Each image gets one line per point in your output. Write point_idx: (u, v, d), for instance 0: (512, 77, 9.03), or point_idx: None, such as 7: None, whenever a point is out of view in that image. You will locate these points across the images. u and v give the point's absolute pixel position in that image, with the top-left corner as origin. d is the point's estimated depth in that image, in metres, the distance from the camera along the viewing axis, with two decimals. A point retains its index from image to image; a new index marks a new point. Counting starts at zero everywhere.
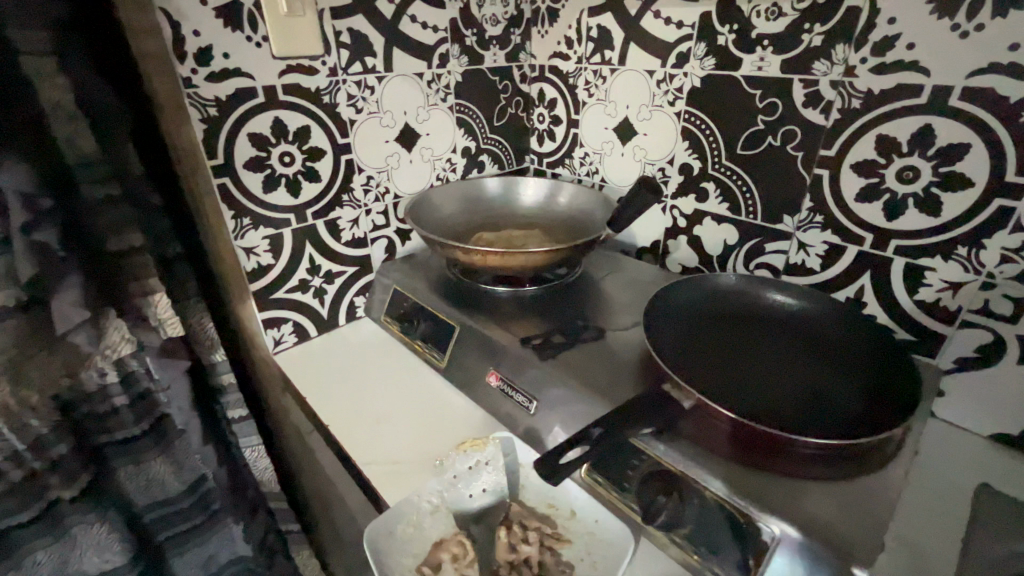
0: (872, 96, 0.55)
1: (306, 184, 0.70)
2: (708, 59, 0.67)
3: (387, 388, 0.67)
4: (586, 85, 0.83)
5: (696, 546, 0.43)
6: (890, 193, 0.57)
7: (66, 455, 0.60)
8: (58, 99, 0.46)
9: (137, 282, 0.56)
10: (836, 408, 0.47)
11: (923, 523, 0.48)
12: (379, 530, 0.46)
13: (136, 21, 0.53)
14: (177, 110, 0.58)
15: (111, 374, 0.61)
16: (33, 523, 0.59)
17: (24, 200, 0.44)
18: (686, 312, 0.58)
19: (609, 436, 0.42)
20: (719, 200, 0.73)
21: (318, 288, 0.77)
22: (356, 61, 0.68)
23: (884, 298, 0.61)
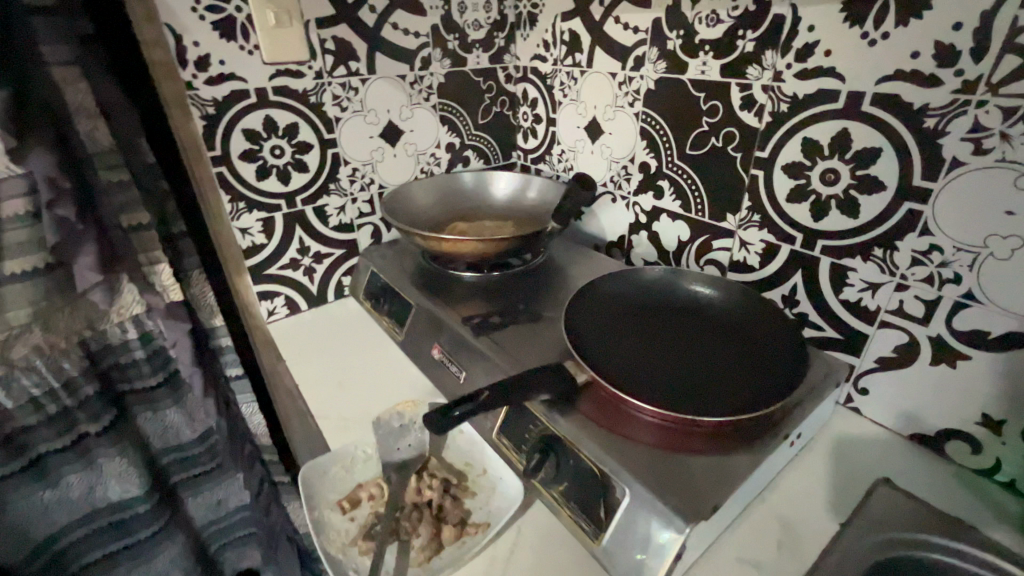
0: (797, 101, 0.57)
1: (295, 174, 0.80)
2: (660, 63, 0.70)
3: (352, 356, 0.75)
4: (561, 86, 0.88)
5: (569, 502, 0.48)
6: (816, 195, 0.59)
7: (93, 392, 0.76)
8: (78, 100, 0.59)
9: (145, 254, 0.70)
10: (724, 390, 0.51)
11: (808, 505, 0.51)
12: (314, 470, 0.56)
13: (147, 35, 0.65)
14: (182, 109, 0.69)
15: (131, 331, 0.77)
16: (71, 449, 0.77)
17: (50, 181, 0.55)
18: (613, 300, 0.63)
19: (496, 398, 0.47)
20: (673, 197, 0.76)
21: (308, 267, 0.87)
22: (340, 66, 0.77)
23: (813, 296, 0.63)
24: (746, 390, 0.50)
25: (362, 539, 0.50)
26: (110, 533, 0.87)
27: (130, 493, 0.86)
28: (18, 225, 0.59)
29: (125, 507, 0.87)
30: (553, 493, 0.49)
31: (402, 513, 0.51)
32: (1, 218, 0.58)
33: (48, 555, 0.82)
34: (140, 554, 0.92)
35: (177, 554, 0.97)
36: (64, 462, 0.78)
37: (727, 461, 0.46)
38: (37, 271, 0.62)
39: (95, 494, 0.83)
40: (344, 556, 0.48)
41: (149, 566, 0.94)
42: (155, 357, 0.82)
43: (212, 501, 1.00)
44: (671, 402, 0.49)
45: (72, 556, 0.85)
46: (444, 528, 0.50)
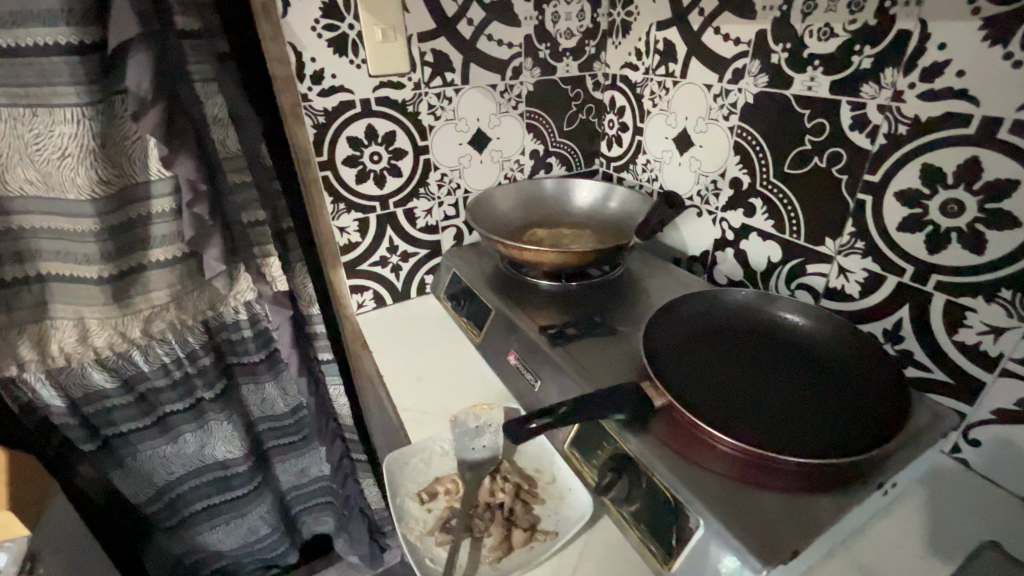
0: (919, 123, 0.53)
1: (390, 178, 0.85)
2: (761, 76, 0.67)
3: (433, 353, 0.80)
4: (651, 95, 0.87)
5: (639, 524, 0.49)
6: (933, 226, 0.54)
7: (209, 363, 0.86)
8: (215, 112, 0.67)
9: (260, 247, 0.79)
10: (811, 429, 0.49)
11: (898, 559, 0.48)
12: (398, 459, 0.61)
13: (274, 52, 0.71)
14: (297, 117, 0.76)
15: (242, 313, 0.86)
16: (188, 412, 0.89)
17: (191, 184, 0.64)
18: (694, 323, 0.62)
19: (572, 414, 0.48)
20: (766, 216, 0.73)
21: (395, 265, 0.92)
22: (437, 77, 0.81)
23: (921, 334, 0.58)
24: (837, 431, 0.48)
25: (439, 530, 0.53)
26: (214, 486, 0.99)
27: (232, 455, 0.97)
28: (163, 219, 0.68)
29: (227, 466, 0.98)
30: (621, 512, 0.51)
31: (474, 510, 0.54)
32: (150, 212, 0.68)
33: (165, 500, 0.95)
34: (235, 508, 1.04)
35: (266, 511, 1.10)
36: (182, 422, 0.89)
37: (811, 504, 0.45)
38: (176, 258, 0.71)
39: (205, 453, 0.95)
40: (423, 545, 0.52)
41: (242, 519, 1.07)
42: (260, 337, 0.92)
43: (298, 469, 1.13)
44: (753, 436, 0.48)
45: (183, 502, 0.98)
46: (514, 530, 0.52)
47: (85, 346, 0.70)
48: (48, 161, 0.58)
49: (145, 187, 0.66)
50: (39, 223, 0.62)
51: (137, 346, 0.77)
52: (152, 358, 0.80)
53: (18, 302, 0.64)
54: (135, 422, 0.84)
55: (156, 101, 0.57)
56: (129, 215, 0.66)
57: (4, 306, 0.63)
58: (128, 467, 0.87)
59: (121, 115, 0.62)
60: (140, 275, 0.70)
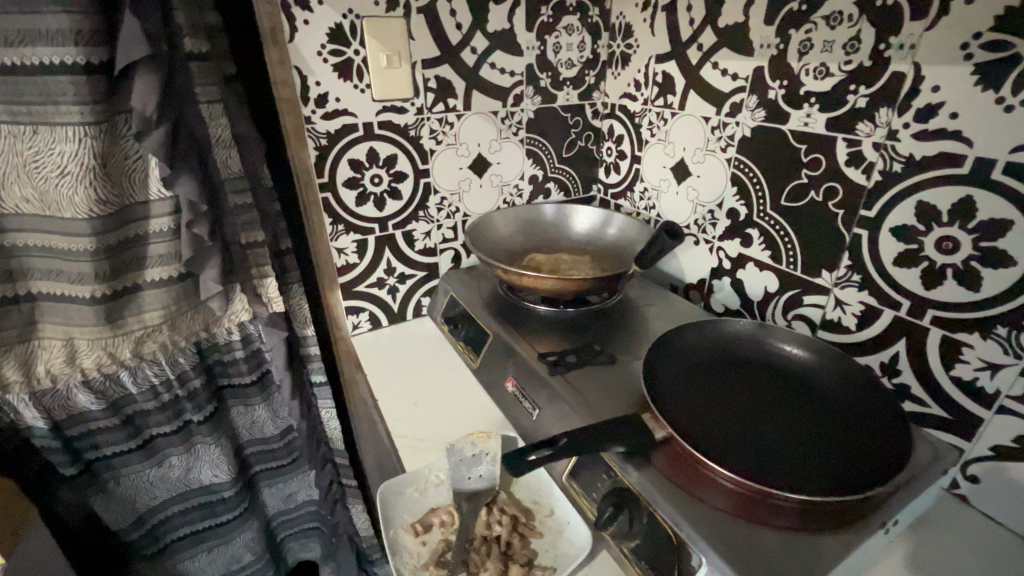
0: (914, 162, 0.54)
1: (390, 201, 0.85)
2: (759, 111, 0.69)
3: (429, 377, 0.79)
4: (649, 125, 0.88)
5: (639, 560, 0.48)
6: (929, 262, 0.55)
7: (199, 385, 0.85)
8: (217, 134, 0.67)
9: (257, 268, 0.78)
10: (813, 465, 0.49)
11: None
12: (392, 489, 0.59)
13: (278, 75, 0.72)
14: (299, 139, 0.76)
15: (235, 333, 0.85)
16: (176, 435, 0.86)
17: (191, 205, 0.63)
18: (694, 354, 0.62)
19: (573, 445, 0.47)
20: (763, 247, 0.73)
21: (392, 287, 0.92)
22: (439, 102, 0.82)
23: (918, 368, 0.58)
24: (838, 468, 0.48)
25: (434, 564, 0.52)
26: (198, 512, 0.97)
27: (218, 479, 0.95)
28: (161, 239, 0.68)
29: (212, 491, 0.96)
30: (621, 548, 0.50)
31: (471, 545, 0.53)
32: (148, 232, 0.67)
33: (147, 526, 0.92)
34: (219, 534, 1.01)
35: (251, 538, 1.07)
36: (169, 445, 0.87)
37: (815, 543, 0.44)
38: (171, 279, 0.70)
39: (190, 477, 0.92)
40: None
41: (226, 546, 1.04)
42: (253, 358, 0.90)
43: (285, 493, 1.10)
44: (755, 471, 0.48)
45: (165, 529, 0.95)
46: (512, 565, 0.51)
47: (73, 368, 0.68)
48: (47, 178, 0.58)
49: (144, 206, 0.66)
50: (34, 240, 0.61)
51: (127, 368, 0.75)
52: (141, 380, 0.78)
53: (6, 322, 0.62)
54: (120, 445, 0.81)
55: (159, 123, 0.57)
56: (127, 234, 0.66)
57: None
58: (110, 492, 0.85)
59: (123, 135, 0.62)
60: (134, 296, 0.69)
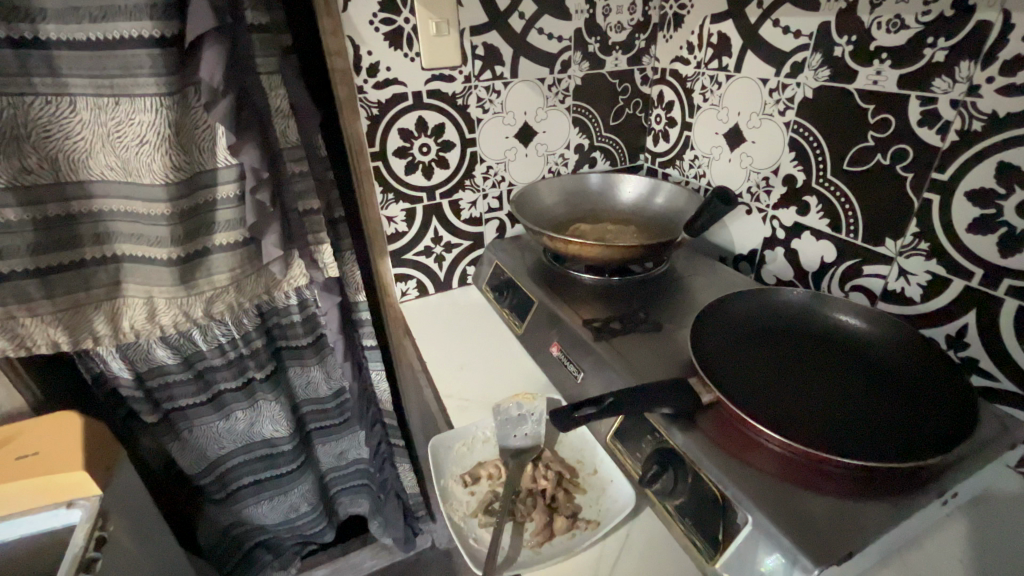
0: (996, 119, 0.51)
1: (438, 170, 0.87)
2: (822, 70, 0.66)
3: (476, 342, 0.81)
4: (702, 90, 0.85)
5: (683, 517, 0.48)
6: (1008, 227, 0.52)
7: (261, 345, 0.91)
8: (277, 104, 0.70)
9: (313, 234, 0.82)
10: (868, 432, 0.48)
11: (945, 561, 0.48)
12: (442, 443, 0.62)
13: (333, 45, 0.74)
14: (352, 108, 0.78)
15: (293, 297, 0.90)
16: (241, 390, 0.93)
17: (255, 171, 0.67)
18: (744, 322, 0.61)
19: (620, 404, 0.48)
20: (821, 214, 0.71)
21: (439, 255, 0.94)
22: (487, 70, 0.82)
23: (989, 341, 0.55)
24: (894, 436, 0.47)
25: (482, 512, 0.55)
26: (260, 463, 1.04)
27: (278, 433, 1.02)
28: (227, 205, 0.72)
29: (273, 444, 1.03)
30: (665, 506, 0.51)
31: (517, 496, 0.55)
32: (216, 199, 0.72)
33: (217, 473, 1.00)
34: (279, 484, 1.09)
35: (307, 490, 1.14)
36: (234, 400, 0.94)
37: (865, 508, 0.43)
38: (236, 244, 0.75)
39: (254, 430, 1.00)
40: (466, 525, 0.54)
41: (285, 496, 1.12)
42: (309, 321, 0.95)
43: (337, 451, 1.17)
44: (805, 435, 0.47)
45: (232, 476, 1.03)
46: (557, 518, 0.53)
47: (153, 324, 0.75)
48: (127, 147, 0.62)
49: (212, 174, 0.70)
50: (116, 206, 0.66)
51: (198, 326, 0.82)
52: (211, 338, 0.85)
53: (95, 280, 0.68)
54: (193, 397, 0.89)
55: (226, 93, 0.60)
56: (197, 200, 0.70)
57: (83, 284, 0.67)
58: (185, 440, 0.93)
59: (193, 106, 0.66)
60: (204, 259, 0.74)
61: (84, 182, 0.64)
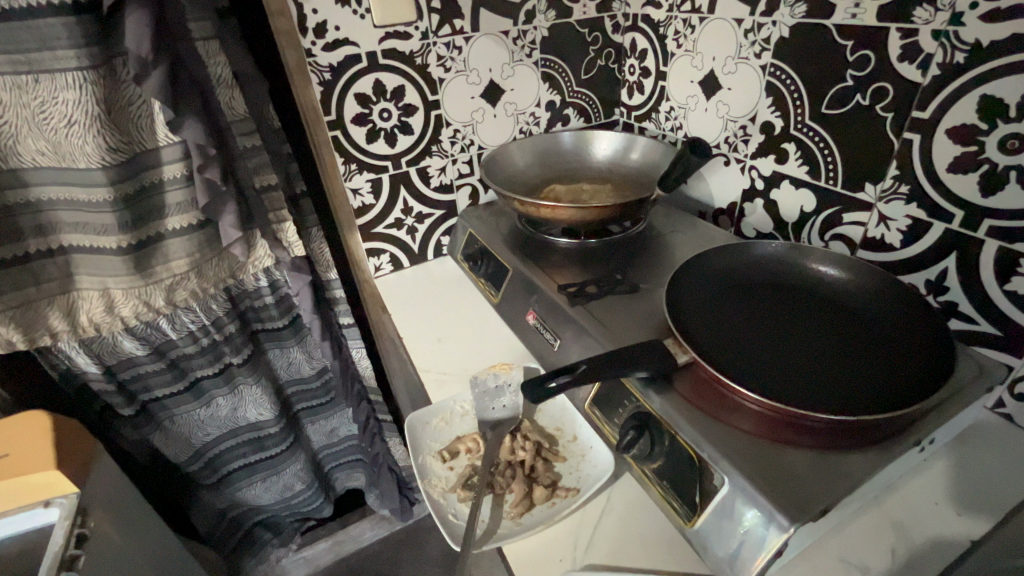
0: (979, 49, 0.48)
1: (402, 136, 0.82)
2: (799, 5, 0.61)
3: (453, 314, 0.79)
4: (675, 35, 0.80)
5: (661, 480, 0.48)
6: (989, 165, 0.50)
7: (234, 330, 0.88)
8: (217, 73, 0.65)
9: (274, 212, 0.78)
10: (846, 385, 0.47)
11: (920, 504, 0.48)
12: (419, 419, 0.61)
13: (274, 5, 0.68)
14: (302, 74, 0.73)
15: (262, 279, 0.87)
16: (219, 377, 0.91)
17: (199, 149, 0.62)
18: (721, 279, 0.60)
19: (593, 371, 0.47)
20: (799, 162, 0.68)
21: (411, 227, 0.91)
22: (445, 25, 0.77)
23: (969, 284, 0.54)
24: (873, 388, 0.46)
25: (461, 487, 0.54)
26: (249, 447, 1.04)
27: (263, 417, 1.01)
28: (176, 186, 0.69)
29: (259, 427, 1.02)
30: (643, 469, 0.50)
31: (496, 468, 0.55)
32: (164, 180, 0.68)
33: (205, 459, 1.00)
34: (270, 466, 1.09)
35: (300, 469, 1.15)
36: (214, 387, 0.92)
37: (842, 461, 0.43)
38: (192, 227, 0.71)
39: (238, 415, 0.98)
40: (446, 502, 0.53)
41: (278, 476, 1.12)
42: (282, 303, 0.93)
43: (327, 429, 1.17)
44: (782, 393, 0.46)
45: (221, 462, 1.03)
46: (536, 487, 0.52)
47: (113, 316, 0.72)
48: (56, 130, 0.57)
49: (155, 153, 0.66)
50: (56, 193, 0.62)
51: (164, 315, 0.79)
52: (179, 326, 0.82)
53: (44, 274, 0.65)
54: (169, 387, 0.87)
55: (157, 62, 0.55)
56: (142, 183, 0.66)
57: (31, 279, 0.64)
58: (167, 430, 0.91)
59: (124, 80, 0.61)
60: (159, 245, 0.70)
61: (16, 169, 0.59)
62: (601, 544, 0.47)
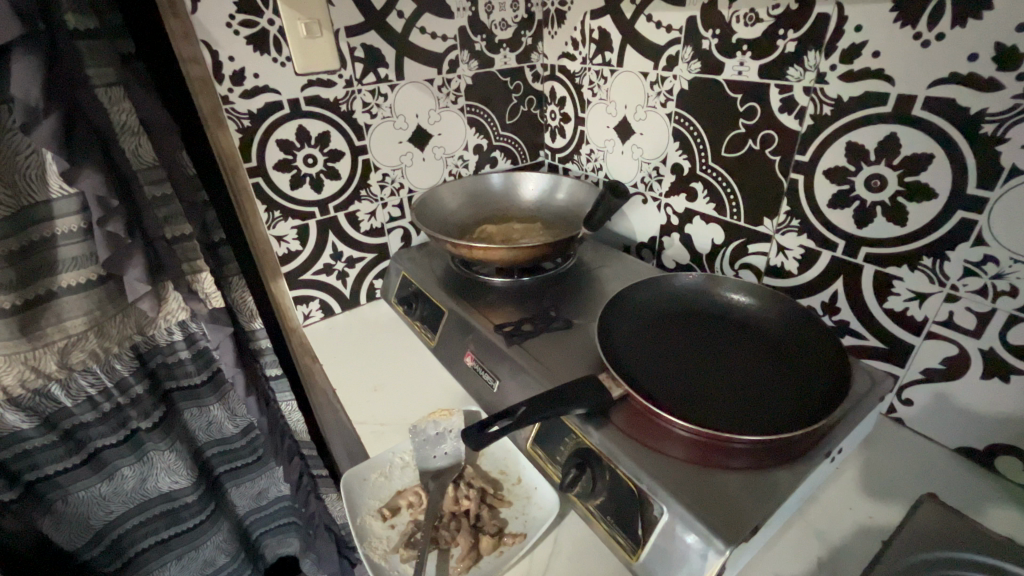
0: (841, 103, 0.56)
1: (328, 181, 0.81)
2: (694, 62, 0.69)
3: (388, 360, 0.77)
4: (590, 85, 0.86)
5: (605, 515, 0.48)
6: (860, 201, 0.57)
7: (142, 393, 0.80)
8: (122, 120, 0.61)
9: (189, 263, 0.73)
10: (763, 406, 0.50)
11: (837, 511, 0.52)
12: (356, 476, 0.58)
13: (186, 52, 0.66)
14: (218, 121, 0.70)
15: (176, 333, 0.80)
16: (123, 446, 0.81)
17: (100, 200, 0.57)
18: (647, 312, 0.63)
19: (532, 412, 0.47)
20: (707, 200, 0.74)
21: (341, 272, 0.89)
22: (370, 73, 0.78)
23: (855, 305, 0.61)
24: (786, 408, 0.50)
25: (404, 546, 0.52)
26: (161, 521, 0.93)
27: (178, 485, 0.91)
28: (73, 239, 0.62)
29: (174, 498, 0.92)
30: (587, 506, 0.50)
31: (440, 522, 0.53)
32: (57, 234, 0.61)
33: (107, 542, 0.88)
34: (188, 541, 0.98)
35: (223, 539, 1.04)
36: (117, 457, 0.82)
37: (765, 479, 0.46)
38: (91, 282, 0.65)
39: (147, 486, 0.88)
40: (388, 564, 0.50)
41: (196, 552, 1.00)
42: (199, 358, 0.86)
43: (254, 491, 1.07)
44: (709, 418, 0.49)
45: (127, 543, 0.91)
46: (482, 538, 0.51)
47: None
48: None
49: (47, 206, 0.60)
50: None
51: (57, 381, 0.70)
52: (75, 392, 0.73)
53: None
54: (62, 463, 0.76)
55: (49, 110, 0.51)
56: (29, 238, 0.59)
57: None
58: (59, 513, 0.80)
59: (9, 127, 0.55)
60: (51, 303, 0.63)
61: None
62: None
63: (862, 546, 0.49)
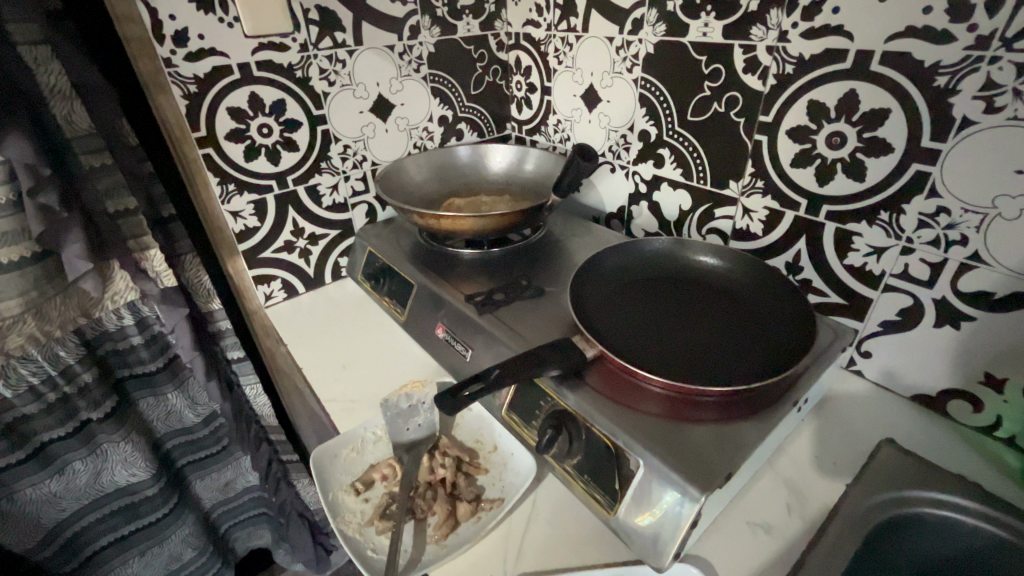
0: (803, 62, 0.56)
1: (285, 152, 0.77)
2: (659, 25, 0.68)
3: (356, 337, 0.75)
4: (556, 52, 0.85)
5: (582, 475, 0.48)
6: (821, 159, 0.58)
7: (91, 382, 0.75)
8: (51, 82, 0.55)
9: (135, 239, 0.68)
10: (732, 361, 0.51)
11: (805, 462, 0.54)
12: (326, 452, 0.56)
13: (119, 9, 0.60)
14: (160, 87, 0.66)
15: (126, 317, 0.75)
16: (73, 438, 0.76)
17: (28, 167, 0.53)
18: (617, 276, 0.63)
19: (504, 374, 0.46)
20: (674, 165, 0.74)
21: (303, 249, 0.85)
22: (326, 37, 0.74)
23: (817, 263, 0.63)
24: (755, 361, 0.51)
25: (378, 518, 0.50)
26: (119, 517, 0.88)
27: (137, 478, 0.86)
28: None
29: (132, 491, 0.87)
30: (564, 467, 0.50)
31: (416, 492, 0.52)
32: None
33: (61, 541, 0.83)
34: (151, 536, 0.93)
35: (189, 533, 1.00)
36: (68, 451, 0.77)
37: (735, 430, 0.47)
38: (23, 260, 0.60)
39: (102, 480, 0.83)
40: (362, 537, 0.49)
41: (161, 547, 0.96)
42: (154, 343, 0.81)
43: (221, 483, 1.03)
44: (681, 374, 0.50)
45: (83, 541, 0.86)
46: (460, 504, 0.50)
47: None
48: None
49: None
50: None
51: None
52: (15, 381, 0.68)
53: None
54: (4, 458, 0.71)
55: None
56: None
57: None
58: (6, 513, 0.75)
59: None
60: None
61: None
62: (530, 553, 0.46)
63: (829, 493, 0.51)
